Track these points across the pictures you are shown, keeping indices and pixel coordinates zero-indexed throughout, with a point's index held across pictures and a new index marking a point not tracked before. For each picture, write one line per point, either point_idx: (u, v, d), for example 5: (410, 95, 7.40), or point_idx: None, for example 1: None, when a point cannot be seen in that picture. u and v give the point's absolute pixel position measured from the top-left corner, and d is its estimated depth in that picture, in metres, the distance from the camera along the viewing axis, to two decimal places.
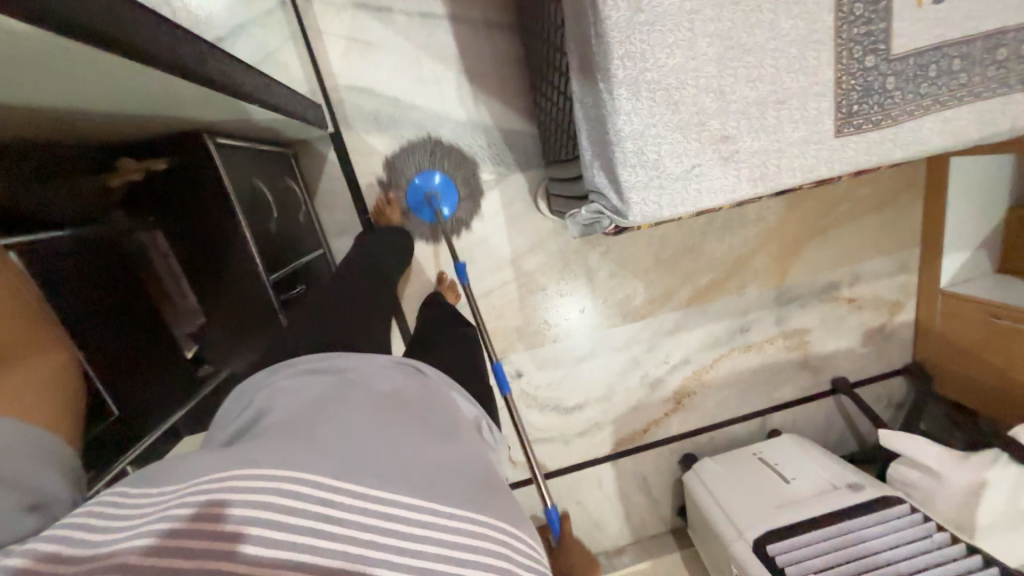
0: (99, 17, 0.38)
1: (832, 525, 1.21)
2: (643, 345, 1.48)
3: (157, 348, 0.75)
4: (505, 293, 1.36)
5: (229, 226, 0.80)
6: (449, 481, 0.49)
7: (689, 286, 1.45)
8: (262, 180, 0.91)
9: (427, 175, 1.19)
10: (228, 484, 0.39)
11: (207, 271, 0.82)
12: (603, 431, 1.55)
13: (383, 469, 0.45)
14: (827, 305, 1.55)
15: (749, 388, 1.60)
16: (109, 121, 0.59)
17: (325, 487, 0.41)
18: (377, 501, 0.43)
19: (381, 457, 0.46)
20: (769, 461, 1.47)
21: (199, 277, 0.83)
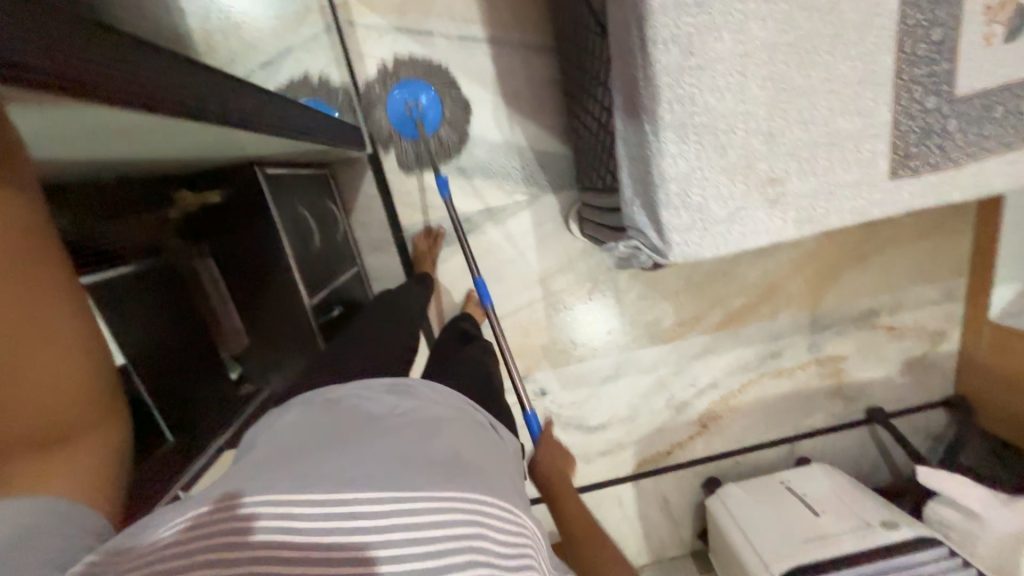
0: (162, 91, 0.39)
1: (865, 564, 1.19)
2: (670, 368, 1.47)
3: (204, 369, 0.78)
4: (532, 311, 1.36)
5: (274, 251, 0.83)
6: (420, 470, 0.45)
7: (720, 309, 1.43)
8: (304, 205, 0.94)
9: (412, 86, 1.12)
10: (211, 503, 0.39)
11: (251, 294, 0.85)
12: (626, 451, 1.54)
13: (348, 470, 0.42)
14: (865, 332, 1.50)
15: (779, 414, 1.56)
16: (173, 162, 0.62)
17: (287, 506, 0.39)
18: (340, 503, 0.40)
19: (347, 463, 0.43)
20: (798, 492, 1.43)
21: (243, 300, 0.85)
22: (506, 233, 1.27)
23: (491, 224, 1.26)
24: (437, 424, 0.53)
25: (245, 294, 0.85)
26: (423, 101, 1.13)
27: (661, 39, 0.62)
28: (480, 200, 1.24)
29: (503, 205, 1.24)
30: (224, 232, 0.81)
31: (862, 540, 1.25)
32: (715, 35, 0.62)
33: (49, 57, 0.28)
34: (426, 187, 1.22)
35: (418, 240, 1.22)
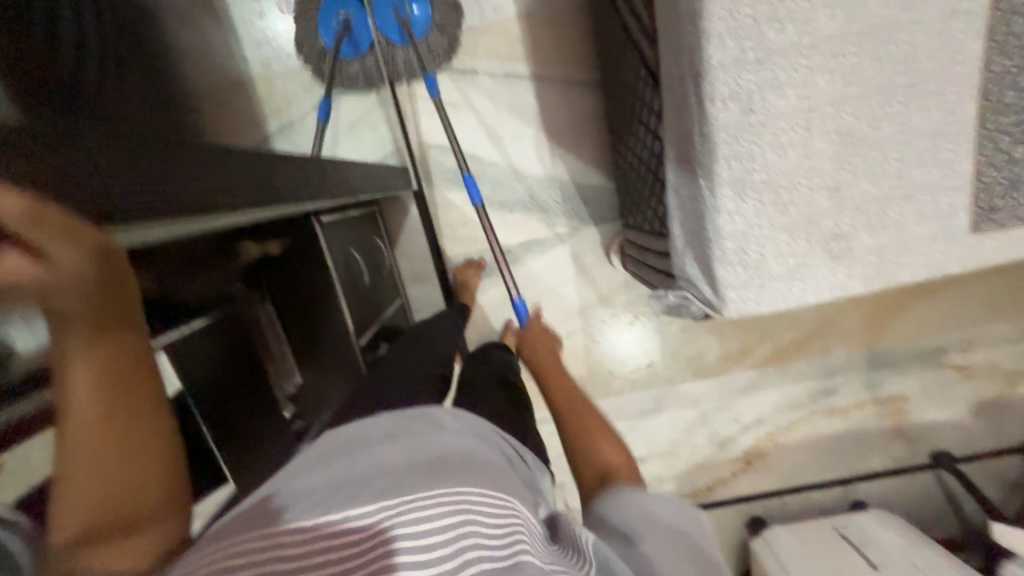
0: (211, 196, 0.41)
1: None
2: (714, 403, 1.41)
3: (262, 409, 0.80)
4: (571, 342, 1.35)
5: (328, 295, 0.87)
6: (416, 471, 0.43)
7: (768, 344, 1.37)
8: (355, 245, 0.98)
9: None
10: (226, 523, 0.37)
11: (305, 335, 0.89)
12: (665, 486, 1.49)
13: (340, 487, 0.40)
14: (930, 371, 1.39)
15: (831, 455, 1.47)
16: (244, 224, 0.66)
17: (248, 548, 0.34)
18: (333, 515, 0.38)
19: (334, 480, 0.41)
20: (852, 540, 1.34)
21: (298, 342, 0.89)
22: (546, 265, 1.27)
23: (532, 256, 1.26)
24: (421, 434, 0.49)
25: (299, 334, 0.89)
26: (414, 11, 1.06)
27: (719, 96, 0.60)
28: (521, 232, 1.24)
29: (544, 237, 1.24)
30: (281, 276, 0.85)
31: None
32: (777, 91, 0.60)
33: (79, 176, 0.30)
34: (468, 220, 1.24)
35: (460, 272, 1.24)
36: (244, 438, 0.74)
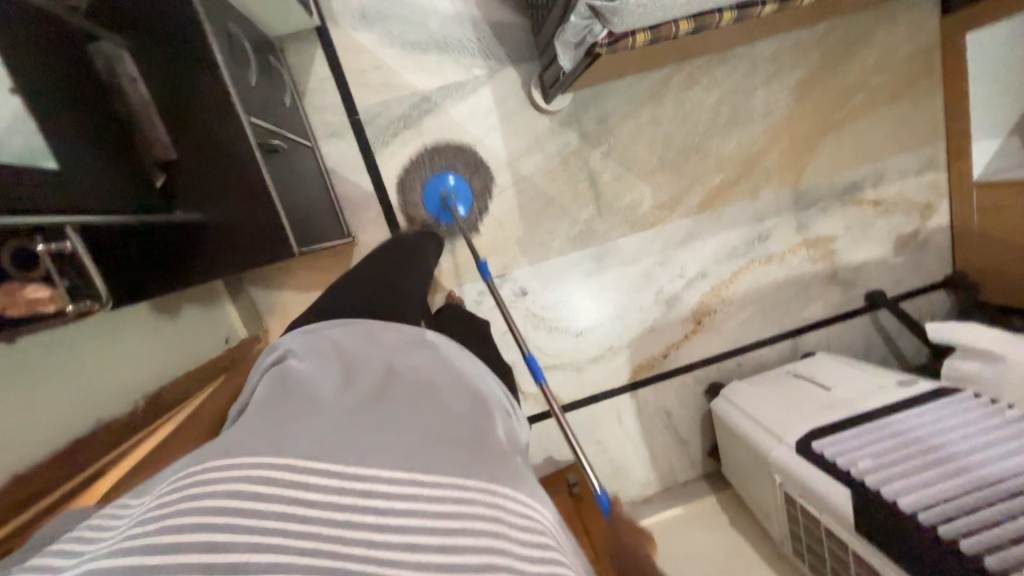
0: None
1: (875, 423, 1.06)
2: (655, 258, 1.39)
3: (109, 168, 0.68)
4: (504, 201, 1.29)
5: (199, 50, 0.71)
6: (440, 451, 0.53)
7: (699, 190, 1.37)
8: (236, 28, 0.87)
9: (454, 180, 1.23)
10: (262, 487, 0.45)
11: (173, 100, 0.73)
12: (619, 357, 1.44)
13: (371, 450, 0.50)
14: (851, 209, 1.46)
15: (775, 306, 1.49)
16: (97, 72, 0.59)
17: (297, 471, 0.47)
18: (356, 480, 0.47)
19: (368, 438, 0.52)
20: (805, 376, 1.33)
21: (170, 108, 0.74)
22: (468, 112, 1.23)
23: (452, 103, 1.22)
24: (439, 371, 0.64)
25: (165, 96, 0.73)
26: (454, 188, 1.23)
27: None
28: (437, 75, 1.21)
29: (462, 80, 1.21)
30: (161, 34, 0.70)
31: (876, 400, 1.13)
32: None
33: None
34: (381, 64, 1.19)
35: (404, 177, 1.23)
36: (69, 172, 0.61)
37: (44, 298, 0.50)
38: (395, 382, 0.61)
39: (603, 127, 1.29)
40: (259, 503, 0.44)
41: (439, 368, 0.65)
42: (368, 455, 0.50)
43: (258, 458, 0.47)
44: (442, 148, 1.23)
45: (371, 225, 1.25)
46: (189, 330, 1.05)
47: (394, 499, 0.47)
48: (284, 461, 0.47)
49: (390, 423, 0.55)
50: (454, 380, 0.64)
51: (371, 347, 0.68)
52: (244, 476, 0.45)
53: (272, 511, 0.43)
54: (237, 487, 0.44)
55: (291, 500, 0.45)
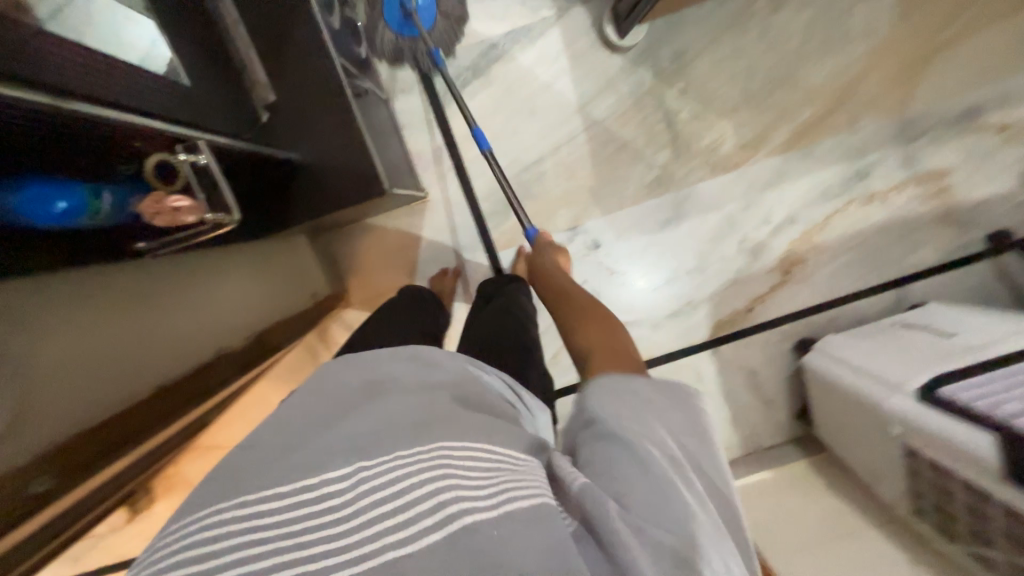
0: None
1: (1016, 369, 0.94)
2: (737, 202, 1.30)
3: (223, 104, 0.72)
4: (574, 148, 1.25)
5: None
6: (388, 432, 0.45)
7: (787, 125, 1.26)
8: None
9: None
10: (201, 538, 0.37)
11: (272, 42, 0.77)
12: (698, 312, 1.37)
13: (309, 455, 0.43)
14: (969, 138, 1.28)
15: (876, 252, 1.34)
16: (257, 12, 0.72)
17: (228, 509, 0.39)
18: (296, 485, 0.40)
19: (297, 450, 0.43)
20: (919, 326, 1.20)
21: (268, 50, 0.77)
22: (537, 57, 1.21)
23: (521, 49, 1.20)
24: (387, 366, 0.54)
25: (263, 39, 0.77)
26: None
27: None
28: (507, 21, 1.19)
29: (532, 24, 1.19)
30: None
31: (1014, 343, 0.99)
32: None
33: None
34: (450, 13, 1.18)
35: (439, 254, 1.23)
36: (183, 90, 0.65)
37: (182, 205, 0.61)
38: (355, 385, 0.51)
39: (680, 62, 1.22)
40: (202, 552, 0.36)
41: (411, 367, 0.55)
42: (300, 464, 0.42)
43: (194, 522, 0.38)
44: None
45: (442, 180, 1.25)
46: (285, 279, 1.09)
47: (342, 489, 0.40)
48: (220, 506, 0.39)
49: (330, 426, 0.45)
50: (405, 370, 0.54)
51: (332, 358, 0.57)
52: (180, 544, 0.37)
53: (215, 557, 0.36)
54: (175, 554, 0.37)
55: (239, 533, 0.37)
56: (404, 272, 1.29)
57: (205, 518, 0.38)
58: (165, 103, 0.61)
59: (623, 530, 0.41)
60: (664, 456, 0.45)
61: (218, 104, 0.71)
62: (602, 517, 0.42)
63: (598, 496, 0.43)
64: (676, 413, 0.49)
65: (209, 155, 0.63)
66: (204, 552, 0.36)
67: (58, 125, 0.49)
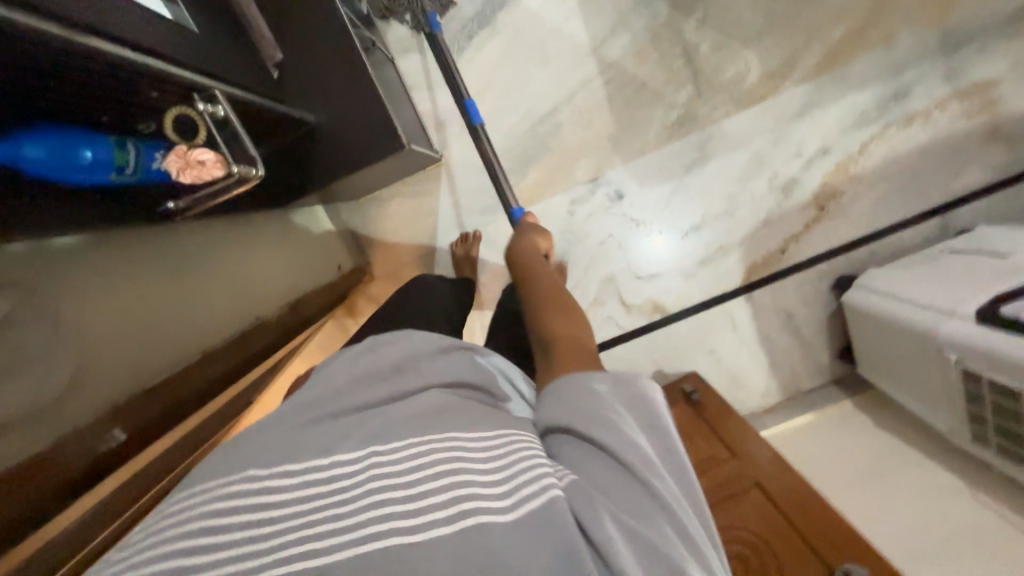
0: None
1: None
2: (765, 137, 1.23)
3: (238, 57, 0.70)
4: (589, 94, 1.19)
5: None
6: (400, 424, 0.47)
7: (816, 48, 1.18)
8: None
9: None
10: (220, 500, 0.39)
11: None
12: (729, 257, 1.32)
13: (327, 439, 0.45)
14: (1019, 43, 1.18)
15: (918, 178, 1.27)
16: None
17: (250, 477, 0.41)
18: (311, 465, 0.43)
19: (318, 432, 0.46)
20: (970, 250, 1.13)
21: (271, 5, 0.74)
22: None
23: None
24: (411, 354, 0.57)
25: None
26: None
27: None
28: None
29: None
30: None
31: None
32: None
33: None
34: None
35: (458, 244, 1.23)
36: (196, 39, 0.62)
37: (210, 158, 0.63)
38: (385, 377, 0.53)
39: None
40: (225, 516, 0.38)
41: (432, 356, 0.57)
42: (321, 445, 0.44)
43: (220, 481, 0.41)
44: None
45: (455, 141, 1.22)
46: (308, 254, 1.08)
47: (351, 472, 0.42)
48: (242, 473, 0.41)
49: (348, 414, 0.49)
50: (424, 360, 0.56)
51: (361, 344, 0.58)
52: (202, 500, 0.39)
53: (230, 520, 0.38)
54: (195, 509, 0.39)
55: (256, 502, 0.39)
56: (426, 241, 1.26)
57: (231, 486, 0.40)
58: (180, 49, 0.59)
59: (611, 529, 0.40)
60: (641, 457, 0.46)
61: (233, 57, 0.69)
62: (584, 515, 0.41)
63: (581, 494, 0.42)
64: (639, 415, 0.50)
65: (226, 106, 0.63)
66: (223, 518, 0.38)
67: (77, 60, 0.48)
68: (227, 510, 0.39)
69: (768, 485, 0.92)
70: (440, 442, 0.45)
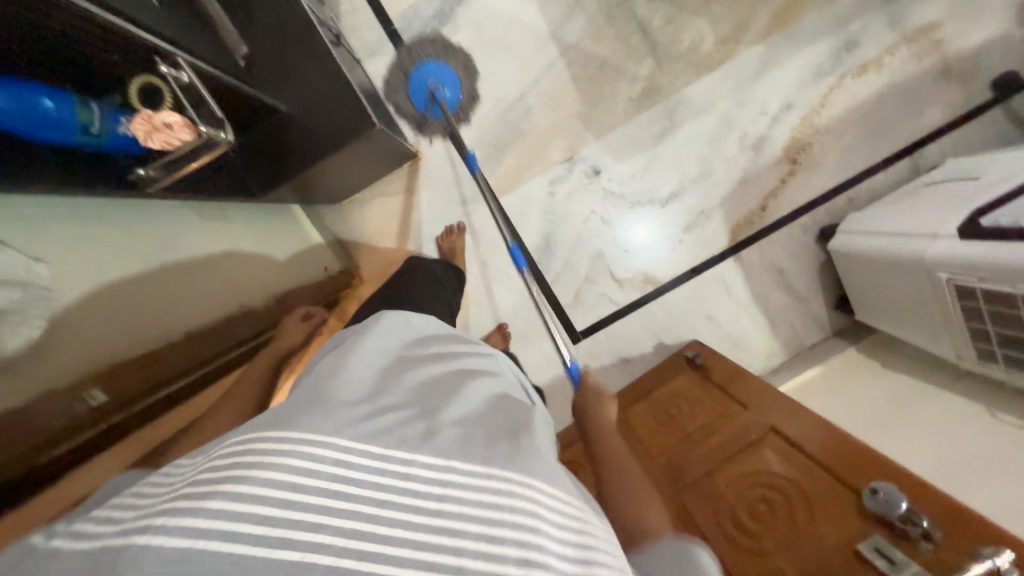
0: None
1: None
2: (729, 100, 1.27)
3: (206, 45, 0.71)
4: (554, 76, 1.23)
5: None
6: (475, 445, 0.50)
7: (764, 10, 1.23)
8: None
9: (437, 68, 1.19)
10: (309, 456, 0.44)
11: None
12: (712, 220, 1.34)
13: (410, 437, 0.49)
14: None
15: (881, 123, 1.30)
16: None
17: (338, 448, 0.46)
18: (393, 463, 0.46)
19: (398, 425, 0.50)
20: (943, 180, 1.16)
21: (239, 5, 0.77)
22: None
23: None
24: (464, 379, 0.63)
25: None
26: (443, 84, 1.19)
27: None
28: None
29: None
30: None
31: None
32: None
33: None
34: None
35: (444, 240, 1.26)
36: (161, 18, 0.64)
37: (175, 121, 0.64)
38: (448, 388, 0.59)
39: None
40: (315, 481, 0.43)
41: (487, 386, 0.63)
42: (406, 442, 0.49)
43: (309, 437, 0.46)
44: (412, 43, 1.20)
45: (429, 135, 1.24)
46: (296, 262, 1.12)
47: (429, 483, 0.46)
48: (330, 441, 0.46)
49: (424, 417, 0.52)
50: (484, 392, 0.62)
51: (404, 358, 0.64)
52: (291, 449, 0.44)
53: (313, 487, 0.43)
54: (286, 450, 0.44)
55: (337, 480, 0.44)
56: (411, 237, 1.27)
57: (320, 450, 0.45)
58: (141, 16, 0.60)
59: None
60: None
61: (199, 40, 0.70)
62: None
63: None
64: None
65: (191, 74, 0.65)
66: (303, 482, 0.43)
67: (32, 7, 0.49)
68: (309, 479, 0.43)
69: (782, 427, 0.90)
70: (523, 485, 0.48)
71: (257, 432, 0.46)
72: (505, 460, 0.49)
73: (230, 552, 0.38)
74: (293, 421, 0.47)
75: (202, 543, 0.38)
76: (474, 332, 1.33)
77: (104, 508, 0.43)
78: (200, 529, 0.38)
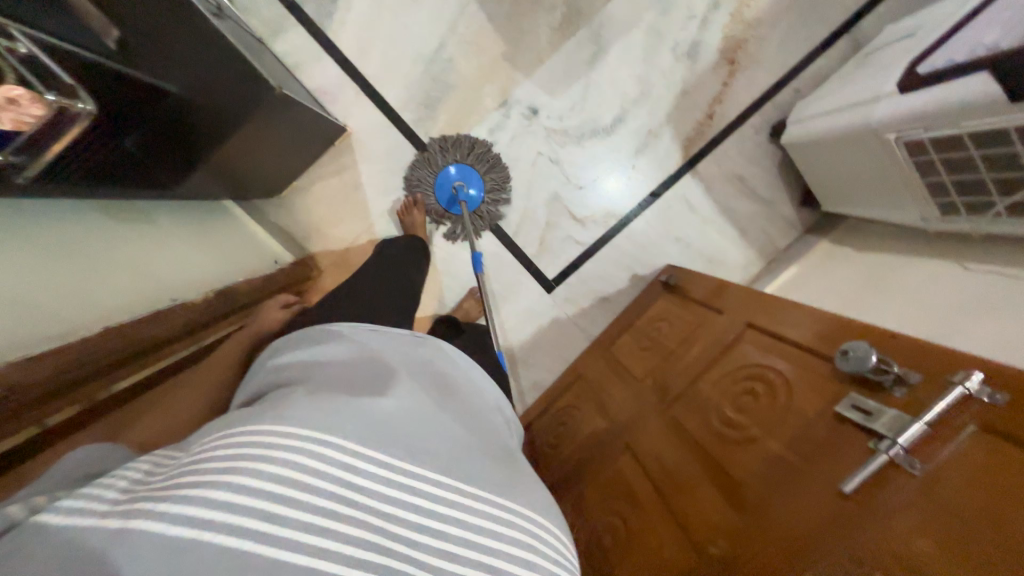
0: None
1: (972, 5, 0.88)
2: (654, 10, 1.22)
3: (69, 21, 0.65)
4: (470, 20, 1.18)
5: None
6: (475, 467, 0.52)
7: None
8: None
9: (462, 170, 1.22)
10: (317, 456, 0.42)
11: None
12: (662, 139, 1.30)
13: (416, 447, 0.49)
14: None
15: (812, 4, 1.26)
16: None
17: (350, 451, 0.44)
18: (401, 470, 0.46)
19: (408, 431, 0.49)
20: (882, 46, 1.12)
21: None
22: None
23: None
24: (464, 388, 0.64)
25: None
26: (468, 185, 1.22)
27: None
28: None
29: None
30: None
31: None
32: None
33: None
34: None
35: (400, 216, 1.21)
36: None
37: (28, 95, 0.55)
38: (444, 398, 0.59)
39: None
40: (323, 481, 0.41)
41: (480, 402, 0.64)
42: (414, 451, 0.48)
43: (320, 435, 0.43)
44: (454, 139, 1.21)
45: (355, 107, 1.19)
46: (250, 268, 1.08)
47: (434, 495, 0.47)
48: (338, 441, 0.44)
49: (427, 426, 0.52)
50: (476, 405, 0.62)
51: (404, 355, 0.61)
52: (299, 449, 0.42)
53: (323, 489, 0.41)
54: (296, 446, 0.42)
55: (346, 484, 0.42)
56: (361, 217, 1.23)
57: (334, 452, 0.43)
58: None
59: None
60: None
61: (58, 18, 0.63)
62: None
63: None
64: None
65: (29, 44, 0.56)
66: (311, 484, 0.41)
67: None
68: (320, 482, 0.41)
69: (759, 321, 0.88)
70: (515, 513, 0.51)
71: (266, 419, 0.43)
72: (503, 490, 0.52)
73: (236, 550, 0.36)
74: (291, 413, 0.44)
75: (207, 539, 0.35)
76: (445, 301, 1.30)
77: (91, 486, 0.38)
78: (210, 522, 0.36)
